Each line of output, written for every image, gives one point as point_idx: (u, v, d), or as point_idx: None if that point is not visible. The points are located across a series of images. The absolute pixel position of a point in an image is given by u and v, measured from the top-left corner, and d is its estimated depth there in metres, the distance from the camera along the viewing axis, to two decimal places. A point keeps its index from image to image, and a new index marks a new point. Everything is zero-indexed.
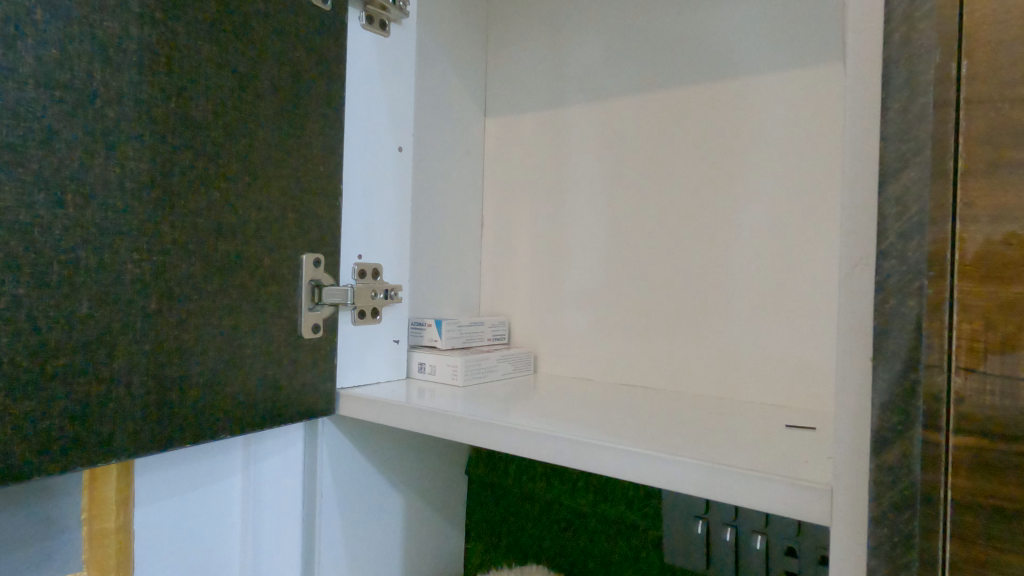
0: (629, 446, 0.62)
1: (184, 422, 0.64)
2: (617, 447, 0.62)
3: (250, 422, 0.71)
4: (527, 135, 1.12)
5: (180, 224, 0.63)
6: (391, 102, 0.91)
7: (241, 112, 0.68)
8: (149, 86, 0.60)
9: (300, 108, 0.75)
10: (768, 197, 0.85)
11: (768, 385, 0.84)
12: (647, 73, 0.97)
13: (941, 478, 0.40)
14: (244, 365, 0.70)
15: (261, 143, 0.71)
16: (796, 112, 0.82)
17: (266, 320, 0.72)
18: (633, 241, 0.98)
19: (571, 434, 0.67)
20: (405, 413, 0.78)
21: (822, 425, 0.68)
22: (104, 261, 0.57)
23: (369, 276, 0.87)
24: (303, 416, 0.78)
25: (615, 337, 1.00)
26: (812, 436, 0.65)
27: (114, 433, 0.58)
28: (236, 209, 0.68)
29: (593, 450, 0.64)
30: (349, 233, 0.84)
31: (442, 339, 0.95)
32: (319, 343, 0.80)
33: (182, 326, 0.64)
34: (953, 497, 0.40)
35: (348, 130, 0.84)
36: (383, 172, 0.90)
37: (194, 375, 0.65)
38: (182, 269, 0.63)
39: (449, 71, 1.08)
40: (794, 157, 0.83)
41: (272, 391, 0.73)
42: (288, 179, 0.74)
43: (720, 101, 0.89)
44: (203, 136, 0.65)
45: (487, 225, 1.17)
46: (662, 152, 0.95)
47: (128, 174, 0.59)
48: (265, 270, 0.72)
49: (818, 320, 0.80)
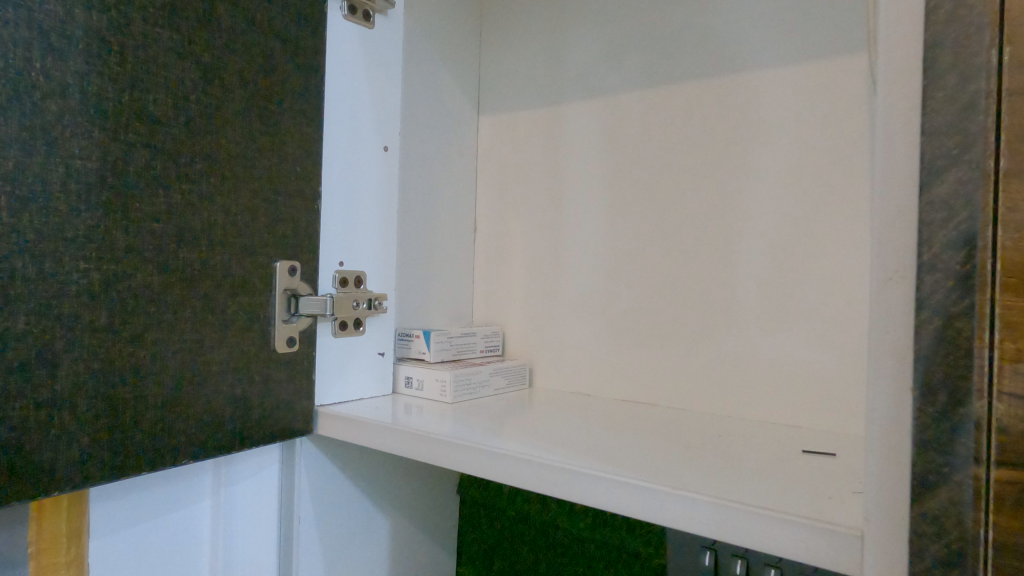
0: (631, 478, 0.56)
1: (141, 447, 0.58)
2: (619, 480, 0.56)
3: (216, 445, 0.65)
4: (523, 134, 1.06)
5: (136, 229, 0.57)
6: (377, 99, 0.85)
7: (206, 107, 0.63)
8: (98, 76, 0.54)
9: (273, 104, 0.69)
10: (782, 200, 0.79)
11: (781, 403, 0.78)
12: (651, 68, 0.92)
13: (983, 520, 0.34)
14: (209, 384, 0.64)
15: (228, 141, 0.65)
16: (814, 108, 0.77)
17: (236, 334, 0.67)
18: (635, 248, 0.92)
19: (568, 462, 0.60)
20: (389, 434, 0.73)
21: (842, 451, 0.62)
22: (45, 272, 0.51)
23: (351, 284, 0.81)
24: (277, 437, 0.72)
25: (616, 350, 0.94)
26: (834, 466, 0.59)
27: (58, 463, 0.52)
28: (201, 214, 0.63)
29: (593, 482, 0.58)
30: (330, 239, 0.79)
31: (430, 352, 0.89)
32: (295, 358, 0.74)
33: (138, 342, 0.58)
34: (996, 540, 0.34)
35: (328, 128, 0.78)
36: (367, 173, 0.84)
37: (151, 396, 0.59)
38: (138, 279, 0.58)
39: (439, 66, 1.02)
40: (810, 157, 0.77)
41: (241, 411, 0.67)
42: (260, 181, 0.68)
43: (730, 97, 0.84)
44: (162, 132, 0.59)
45: (480, 230, 1.11)
46: (667, 152, 0.89)
47: (73, 175, 0.53)
48: (235, 281, 0.66)
49: (836, 333, 0.74)
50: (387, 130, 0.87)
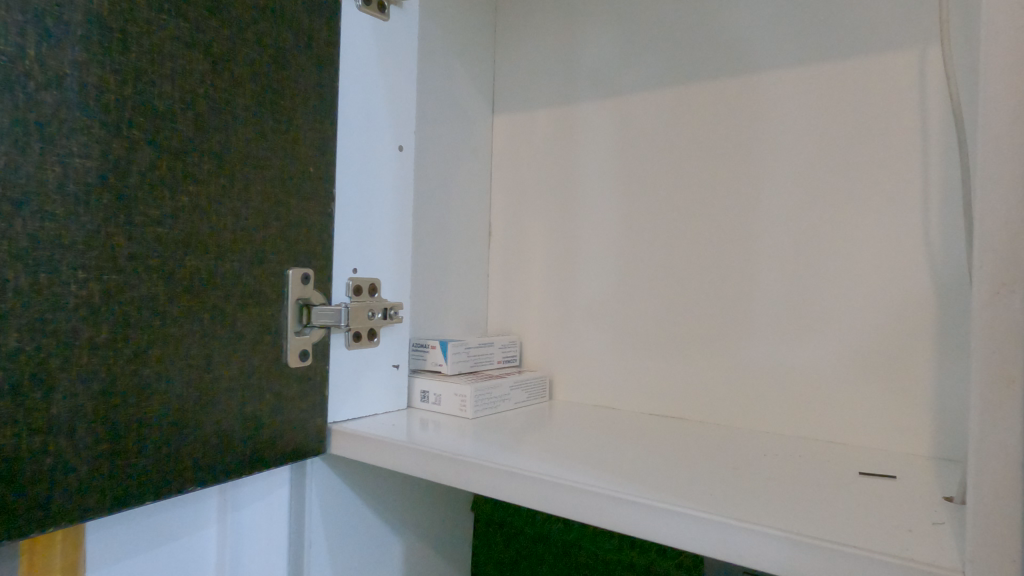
0: (689, 509, 0.52)
1: (145, 476, 0.53)
2: (675, 511, 0.52)
3: (225, 469, 0.60)
4: (541, 135, 1.01)
5: (141, 236, 0.52)
6: (392, 95, 0.80)
7: (214, 101, 0.58)
8: (99, 65, 0.49)
9: (285, 99, 0.64)
10: (822, 204, 0.75)
11: (822, 419, 0.74)
12: (678, 65, 0.87)
13: None
14: (218, 403, 0.59)
15: (238, 139, 0.60)
16: (857, 107, 0.73)
17: (246, 348, 0.61)
18: (661, 253, 0.88)
19: (615, 490, 0.56)
20: (408, 455, 0.68)
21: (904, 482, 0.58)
22: (41, 284, 0.46)
23: (365, 293, 0.76)
24: (289, 457, 0.67)
25: (640, 362, 0.89)
26: (898, 500, 0.55)
27: (54, 496, 0.47)
28: (210, 218, 0.57)
29: (644, 513, 0.54)
30: (343, 244, 0.74)
31: (447, 364, 0.85)
32: (308, 372, 0.68)
33: (142, 360, 0.53)
34: None
35: (342, 127, 0.73)
36: (381, 175, 0.79)
37: (157, 417, 0.54)
38: (141, 290, 0.52)
39: (452, 62, 0.97)
40: (854, 158, 0.73)
41: (252, 432, 0.62)
42: (271, 183, 0.63)
43: (765, 96, 0.79)
44: (167, 129, 0.54)
45: (495, 235, 1.06)
46: (697, 154, 0.85)
47: (71, 175, 0.48)
48: (244, 291, 0.61)
49: (881, 346, 0.71)
50: (402, 128, 0.82)
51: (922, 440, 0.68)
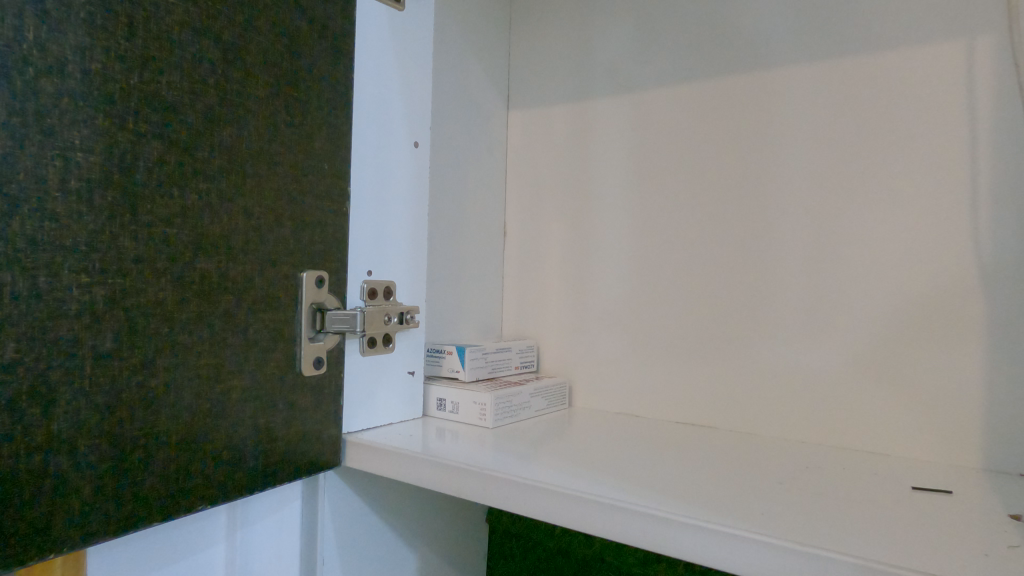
0: (745, 530, 0.48)
1: (152, 496, 0.49)
2: (729, 532, 0.48)
3: (238, 485, 0.56)
4: (558, 132, 0.98)
5: (147, 236, 0.48)
6: (408, 89, 0.77)
7: (225, 92, 0.54)
8: (102, 52, 0.45)
9: (299, 92, 0.61)
10: (859, 202, 0.72)
11: (859, 428, 0.71)
12: (706, 58, 0.84)
13: None
14: (230, 414, 0.55)
15: (251, 133, 0.56)
16: (899, 101, 0.70)
17: (258, 356, 0.58)
18: (685, 254, 0.85)
19: (659, 509, 0.52)
20: (429, 468, 0.64)
21: (959, 505, 0.56)
22: (40, 289, 0.42)
23: (380, 296, 0.73)
24: (303, 471, 0.63)
25: (664, 367, 0.86)
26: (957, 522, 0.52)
27: (54, 521, 0.43)
28: (221, 218, 0.54)
29: (693, 534, 0.50)
30: (358, 245, 0.70)
31: (465, 371, 0.82)
32: (322, 380, 0.65)
33: (148, 370, 0.49)
34: None
35: (357, 122, 0.69)
36: (397, 173, 0.75)
37: (165, 432, 0.50)
38: (149, 295, 0.49)
39: (466, 56, 0.94)
40: (894, 155, 0.70)
41: (264, 445, 0.59)
42: (285, 181, 0.59)
43: (799, 90, 0.76)
44: (176, 122, 0.50)
45: (509, 235, 1.03)
46: (724, 150, 0.82)
47: (72, 170, 0.44)
48: (256, 295, 0.57)
49: (924, 352, 0.68)
50: (418, 124, 0.78)
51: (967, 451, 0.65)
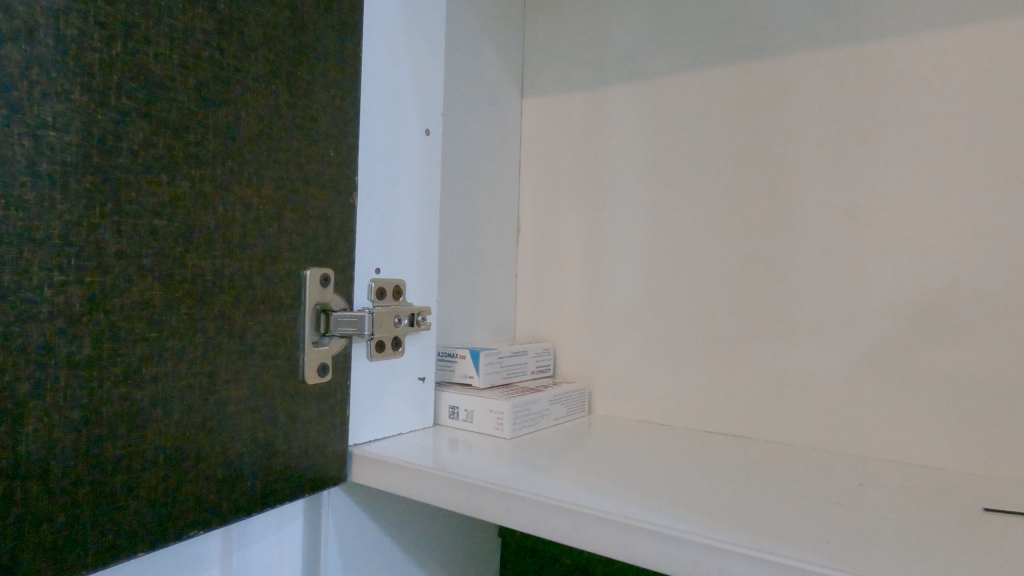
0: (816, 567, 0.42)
1: (137, 523, 0.43)
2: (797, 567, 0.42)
3: (233, 508, 0.50)
4: (576, 122, 0.95)
5: (132, 229, 0.43)
6: (418, 71, 0.71)
7: (222, 67, 0.48)
8: (82, 16, 0.39)
9: (303, 70, 0.55)
10: (900, 197, 0.70)
11: (898, 429, 0.70)
12: (734, 43, 0.81)
13: None
14: (224, 429, 0.49)
15: (251, 113, 0.50)
16: (945, 91, 0.68)
17: (257, 363, 0.52)
18: (714, 250, 0.82)
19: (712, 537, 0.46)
20: (444, 485, 0.58)
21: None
22: (4, 288, 0.36)
23: (389, 296, 0.67)
24: (306, 489, 0.57)
25: (687, 368, 0.84)
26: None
27: (20, 556, 0.37)
28: (217, 208, 0.48)
29: (753, 570, 0.43)
30: (366, 241, 0.64)
31: (479, 376, 0.76)
32: (326, 389, 0.59)
33: (132, 382, 0.43)
34: None
35: (365, 105, 0.63)
36: (406, 163, 0.69)
37: (150, 450, 0.44)
38: (133, 296, 0.43)
39: (480, 41, 0.89)
40: (941, 147, 0.68)
41: (263, 461, 0.53)
42: (288, 169, 0.54)
43: (838, 77, 0.74)
44: (164, 99, 0.44)
45: (523, 230, 1.00)
46: (754, 139, 0.79)
47: (43, 151, 0.38)
48: (256, 295, 0.52)
49: (974, 348, 0.66)
50: (429, 109, 0.73)
51: (1016, 457, 0.64)
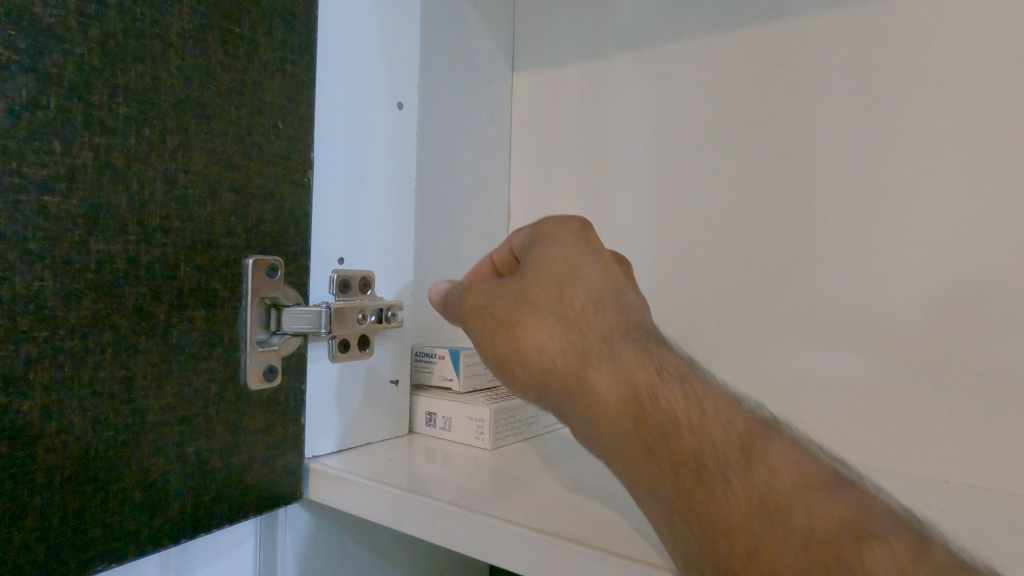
0: None
1: (26, 556, 0.36)
2: None
3: (155, 535, 0.43)
4: (571, 100, 0.91)
5: (14, 206, 0.35)
6: (389, 36, 0.63)
7: (134, 17, 0.41)
8: None
9: (246, 28, 0.48)
10: (927, 177, 0.64)
11: (921, 433, 0.64)
12: (739, 10, 0.76)
13: None
14: (143, 442, 0.42)
15: (177, 74, 0.43)
16: (981, 62, 0.62)
17: (187, 365, 0.45)
18: (713, 233, 0.78)
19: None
20: (402, 507, 0.50)
21: None
22: None
23: (355, 289, 0.60)
24: (251, 510, 0.50)
25: (708, 360, 0.79)
26: None
27: None
28: (130, 183, 0.41)
29: None
30: (325, 226, 0.57)
31: (459, 380, 0.69)
32: (275, 394, 0.52)
33: (14, 389, 0.36)
34: None
35: (322, 71, 0.56)
36: (376, 139, 0.62)
37: (44, 467, 0.37)
38: (18, 285, 0.36)
39: (465, 10, 0.82)
40: (973, 121, 0.62)
41: (196, 479, 0.45)
42: (224, 142, 0.47)
43: (847, 45, 0.69)
44: (57, 53, 0.37)
45: (515, 215, 0.96)
46: (758, 114, 0.75)
47: None
48: (185, 288, 0.44)
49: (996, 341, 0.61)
50: (401, 81, 0.65)
51: None
